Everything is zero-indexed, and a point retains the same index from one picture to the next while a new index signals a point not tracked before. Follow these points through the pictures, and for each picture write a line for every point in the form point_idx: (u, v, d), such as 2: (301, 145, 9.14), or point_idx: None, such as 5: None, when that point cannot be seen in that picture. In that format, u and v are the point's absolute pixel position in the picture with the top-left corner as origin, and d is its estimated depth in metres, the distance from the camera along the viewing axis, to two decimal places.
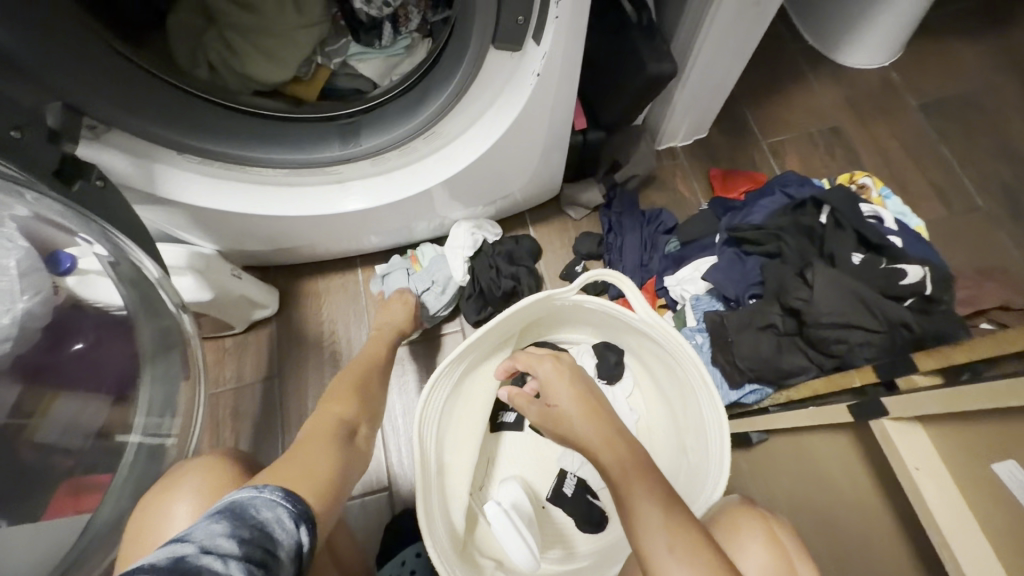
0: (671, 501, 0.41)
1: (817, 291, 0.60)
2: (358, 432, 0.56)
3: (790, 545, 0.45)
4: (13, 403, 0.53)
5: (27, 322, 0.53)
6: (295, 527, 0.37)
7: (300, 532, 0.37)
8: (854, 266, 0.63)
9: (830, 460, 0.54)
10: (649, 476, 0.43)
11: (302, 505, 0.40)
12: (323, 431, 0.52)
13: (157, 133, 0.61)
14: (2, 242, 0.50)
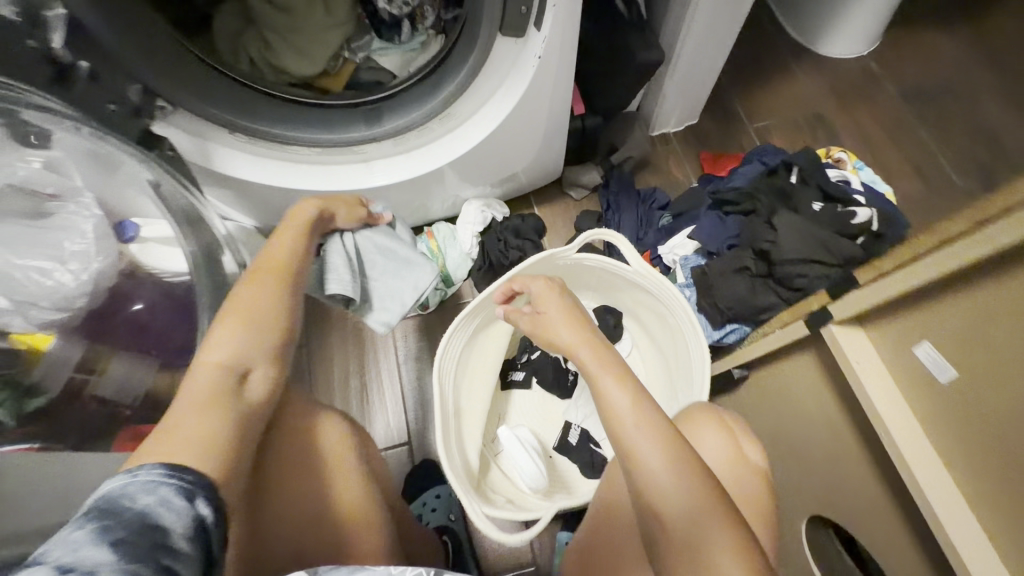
0: (641, 398, 0.50)
1: (780, 232, 0.68)
2: (256, 365, 0.52)
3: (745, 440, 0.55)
4: (79, 358, 0.66)
5: (100, 280, 0.65)
6: (190, 509, 0.36)
7: (199, 506, 0.37)
8: (815, 213, 0.71)
9: (801, 384, 0.62)
10: (622, 380, 0.51)
11: (194, 475, 0.39)
12: (252, 341, 0.53)
13: (212, 113, 0.70)
14: (81, 210, 0.64)
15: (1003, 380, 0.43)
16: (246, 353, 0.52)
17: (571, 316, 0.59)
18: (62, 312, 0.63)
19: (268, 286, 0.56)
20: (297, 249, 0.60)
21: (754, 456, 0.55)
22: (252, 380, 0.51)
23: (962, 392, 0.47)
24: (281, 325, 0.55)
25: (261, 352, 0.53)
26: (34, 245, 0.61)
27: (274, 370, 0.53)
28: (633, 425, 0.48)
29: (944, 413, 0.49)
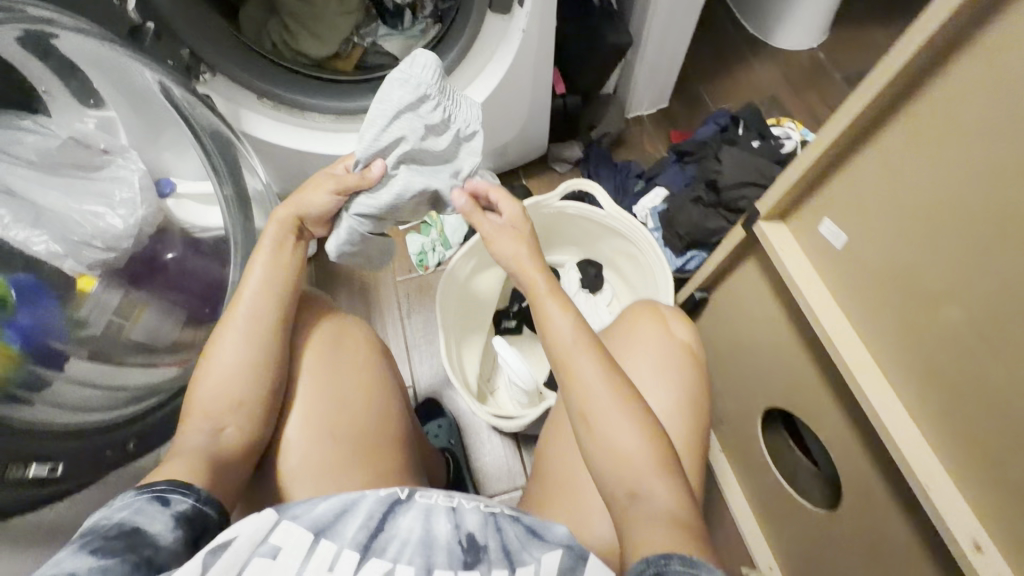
0: (578, 324, 0.55)
1: (724, 163, 0.82)
2: (232, 424, 0.53)
3: (674, 323, 0.68)
4: (117, 302, 0.79)
5: (143, 224, 0.83)
6: (168, 510, 0.42)
7: (175, 506, 0.43)
8: (754, 149, 0.86)
9: (745, 292, 0.72)
10: (563, 306, 0.56)
11: (168, 485, 0.44)
12: (234, 417, 0.53)
13: (247, 79, 0.84)
14: (129, 164, 0.82)
15: (894, 236, 0.48)
16: (215, 412, 0.53)
17: (518, 239, 0.60)
18: (113, 248, 0.78)
19: (268, 319, 0.57)
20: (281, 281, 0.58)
21: (684, 336, 0.67)
22: (230, 437, 0.52)
23: (852, 250, 0.53)
24: (252, 394, 0.54)
25: (231, 410, 0.53)
26: (92, 193, 0.77)
27: (245, 422, 0.54)
28: (579, 351, 0.53)
29: (851, 281, 0.54)
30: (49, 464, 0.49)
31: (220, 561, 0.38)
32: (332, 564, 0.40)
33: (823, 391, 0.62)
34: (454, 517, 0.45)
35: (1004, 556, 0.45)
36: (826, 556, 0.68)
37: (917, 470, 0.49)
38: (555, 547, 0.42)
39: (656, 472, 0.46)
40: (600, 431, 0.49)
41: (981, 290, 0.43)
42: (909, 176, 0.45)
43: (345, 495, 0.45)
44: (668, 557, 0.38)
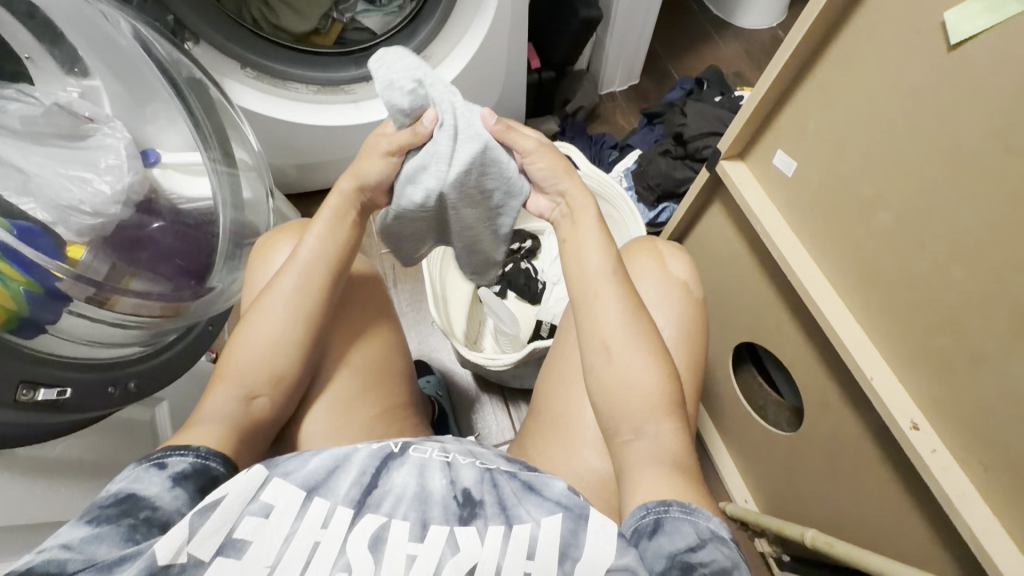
0: (607, 255, 0.53)
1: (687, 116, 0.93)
2: (263, 391, 0.51)
3: (668, 251, 0.63)
4: (106, 274, 0.67)
5: (131, 193, 0.73)
6: (165, 472, 0.41)
7: (173, 467, 0.42)
8: (716, 104, 0.97)
9: (715, 238, 0.77)
10: (601, 239, 0.54)
11: (165, 450, 0.43)
12: (264, 379, 0.51)
13: (229, 47, 0.86)
14: (113, 132, 0.74)
15: (888, 155, 0.50)
16: (250, 377, 0.51)
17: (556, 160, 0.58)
18: (99, 216, 0.68)
19: (291, 305, 0.53)
20: (329, 252, 0.56)
21: (683, 275, 0.61)
22: (260, 408, 0.51)
23: (808, 176, 0.59)
24: (284, 364, 0.52)
25: (270, 381, 0.51)
26: (75, 160, 0.68)
27: (280, 396, 0.52)
28: (605, 286, 0.51)
29: (819, 207, 0.59)
30: (56, 390, 0.55)
31: (207, 523, 0.36)
32: (325, 523, 0.38)
33: (785, 318, 0.68)
34: (450, 473, 0.43)
35: (941, 434, 0.51)
36: (790, 476, 0.74)
37: (865, 366, 0.55)
38: (554, 510, 0.39)
39: (656, 415, 0.46)
40: (616, 373, 0.48)
41: (960, 208, 0.45)
42: (930, 93, 0.45)
43: (338, 450, 0.43)
44: (667, 505, 0.40)
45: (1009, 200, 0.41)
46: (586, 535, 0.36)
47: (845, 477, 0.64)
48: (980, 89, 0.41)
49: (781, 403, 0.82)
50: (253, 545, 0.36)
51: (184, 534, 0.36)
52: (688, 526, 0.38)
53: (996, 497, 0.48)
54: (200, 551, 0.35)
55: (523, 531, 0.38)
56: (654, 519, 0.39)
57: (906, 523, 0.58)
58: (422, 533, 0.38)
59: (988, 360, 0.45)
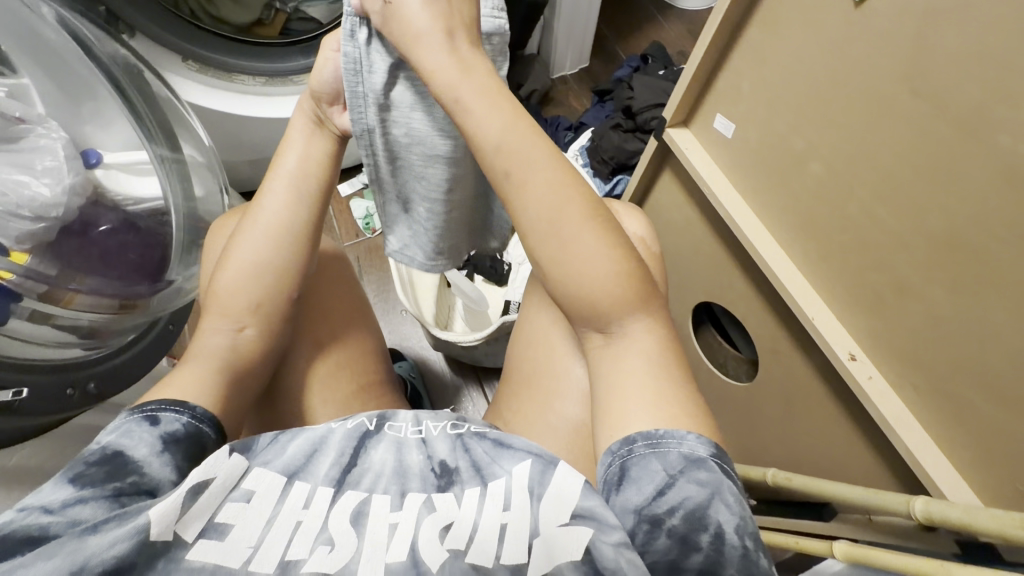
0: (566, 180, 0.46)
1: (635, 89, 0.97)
2: (251, 322, 0.51)
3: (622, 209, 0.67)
4: (55, 275, 0.65)
5: (73, 194, 0.70)
6: (156, 431, 0.41)
7: (165, 426, 0.42)
8: (662, 77, 1.02)
9: (668, 205, 0.81)
10: (511, 117, 0.47)
11: (161, 403, 0.44)
12: (247, 303, 0.51)
13: (174, 41, 0.83)
14: (47, 133, 0.70)
15: (812, 99, 0.54)
16: (234, 308, 0.51)
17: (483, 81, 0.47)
18: (42, 220, 0.65)
19: (281, 225, 0.54)
20: (306, 171, 0.56)
21: (638, 231, 0.64)
22: (250, 340, 0.51)
23: (745, 136, 0.64)
24: (269, 299, 0.52)
25: (251, 310, 0.51)
26: (9, 162, 0.64)
27: (266, 327, 0.52)
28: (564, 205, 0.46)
29: (759, 164, 0.63)
30: (12, 391, 0.54)
31: (197, 503, 0.36)
32: (306, 503, 0.39)
33: (735, 273, 0.73)
34: (425, 448, 0.44)
35: (875, 363, 0.57)
36: (749, 421, 0.79)
37: (806, 309, 0.60)
38: (525, 457, 0.41)
39: (619, 308, 0.45)
40: (570, 281, 0.45)
41: (879, 150, 0.50)
42: (845, 45, 0.49)
43: (314, 433, 0.44)
44: (631, 441, 0.40)
45: (920, 137, 0.46)
46: (556, 475, 0.38)
47: (795, 414, 0.69)
48: (887, 39, 0.45)
49: (738, 356, 0.88)
50: (235, 527, 0.36)
51: (175, 510, 0.35)
52: (656, 463, 0.38)
53: (921, 410, 0.54)
54: (186, 532, 0.35)
55: (497, 486, 0.40)
56: (621, 466, 0.39)
57: (850, 449, 0.63)
58: (400, 502, 0.40)
59: (907, 288, 0.51)
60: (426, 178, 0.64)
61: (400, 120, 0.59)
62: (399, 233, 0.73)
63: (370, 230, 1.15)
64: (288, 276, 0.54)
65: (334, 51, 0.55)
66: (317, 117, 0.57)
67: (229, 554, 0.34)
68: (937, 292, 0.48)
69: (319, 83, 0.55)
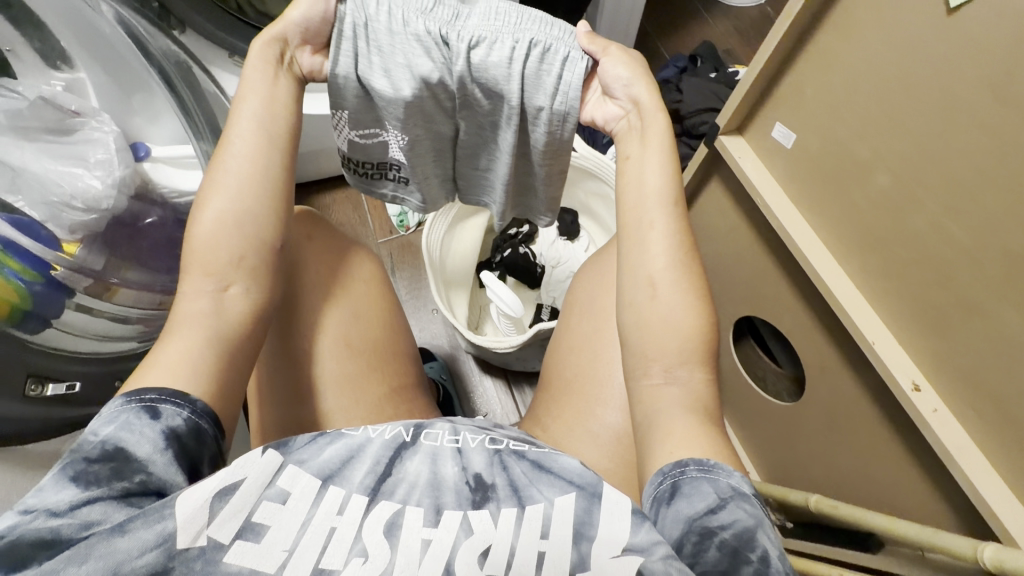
0: (669, 207, 0.49)
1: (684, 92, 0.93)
2: (237, 280, 0.45)
3: None
4: (102, 266, 0.67)
5: (123, 186, 0.72)
6: (158, 426, 0.36)
7: (167, 421, 0.37)
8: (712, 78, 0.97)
9: (713, 215, 0.79)
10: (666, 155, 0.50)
11: (163, 392, 0.38)
12: (231, 261, 0.45)
13: (219, 37, 0.79)
14: (101, 126, 0.72)
15: (874, 117, 0.51)
16: (218, 264, 0.44)
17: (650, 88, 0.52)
18: (93, 211, 0.67)
19: (257, 176, 0.47)
20: (277, 117, 0.49)
21: None
22: (237, 298, 0.44)
23: (805, 145, 0.60)
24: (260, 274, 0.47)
25: (233, 263, 0.45)
26: (66, 155, 0.67)
27: (255, 283, 0.46)
28: (659, 214, 0.48)
29: (817, 179, 0.60)
30: (65, 384, 0.55)
31: (226, 506, 0.34)
32: (340, 509, 0.36)
33: (785, 289, 0.70)
34: (460, 460, 0.41)
35: (941, 393, 0.53)
36: (788, 440, 0.76)
37: (865, 331, 0.56)
38: (567, 488, 0.37)
39: (690, 361, 0.44)
40: (658, 310, 0.46)
41: (950, 163, 0.46)
42: (925, 50, 0.45)
43: (351, 438, 0.41)
44: (683, 464, 0.38)
45: (999, 146, 0.42)
46: (600, 512, 0.35)
47: (844, 439, 0.66)
48: (973, 45, 0.42)
49: (779, 372, 0.85)
50: (272, 529, 0.34)
51: (203, 515, 0.33)
52: (706, 485, 0.36)
53: (991, 450, 0.49)
54: (221, 533, 0.33)
55: (535, 512, 0.37)
56: (671, 483, 0.37)
57: (903, 480, 0.59)
58: (435, 518, 0.36)
59: (979, 310, 0.47)
60: (389, 136, 0.57)
61: (391, 71, 0.52)
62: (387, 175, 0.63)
63: (404, 227, 1.15)
64: (271, 233, 0.47)
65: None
66: (279, 56, 0.50)
67: (265, 559, 0.33)
68: (1014, 320, 0.44)
69: (297, 21, 0.50)
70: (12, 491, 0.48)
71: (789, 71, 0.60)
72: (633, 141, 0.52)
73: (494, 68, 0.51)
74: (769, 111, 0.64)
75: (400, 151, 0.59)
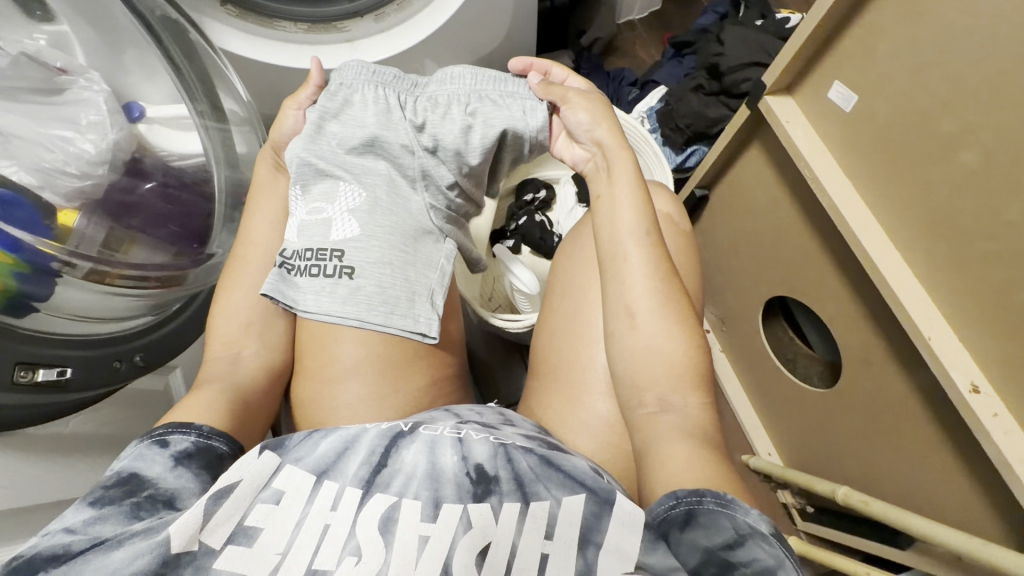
0: (654, 238, 0.47)
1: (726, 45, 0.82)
2: (248, 344, 0.50)
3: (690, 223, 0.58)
4: (103, 240, 0.63)
5: (117, 152, 0.67)
6: (167, 451, 0.36)
7: (176, 446, 0.37)
8: (759, 26, 0.86)
9: (752, 185, 0.72)
10: (639, 195, 0.50)
11: (169, 427, 0.38)
12: (244, 328, 0.50)
13: None
14: (90, 85, 0.68)
15: (973, 75, 0.43)
16: (233, 335, 0.50)
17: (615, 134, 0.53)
18: (88, 179, 0.63)
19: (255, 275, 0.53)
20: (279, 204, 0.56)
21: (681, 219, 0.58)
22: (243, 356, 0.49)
23: (869, 108, 0.52)
24: (260, 313, 0.51)
25: (243, 329, 0.50)
26: (54, 115, 0.63)
27: (263, 342, 0.51)
28: (633, 248, 0.47)
29: (881, 148, 0.53)
30: (56, 369, 0.52)
31: (222, 509, 0.32)
32: (334, 504, 0.33)
33: (828, 271, 0.63)
34: (461, 448, 0.37)
35: (1005, 399, 0.47)
36: (816, 429, 0.72)
37: (921, 326, 0.50)
38: (577, 489, 0.34)
39: (682, 388, 0.42)
40: (640, 340, 0.44)
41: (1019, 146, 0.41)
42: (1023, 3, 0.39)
43: (346, 428, 0.37)
44: (700, 494, 0.33)
45: None
46: (611, 520, 0.32)
47: (880, 433, 0.62)
48: None
49: (811, 355, 0.79)
50: (265, 532, 0.32)
51: (197, 519, 0.31)
52: (724, 519, 0.31)
53: None
54: (213, 538, 0.31)
55: (540, 509, 0.33)
56: (686, 510, 0.32)
57: (947, 483, 0.56)
58: (434, 512, 0.33)
59: None
60: (344, 194, 0.52)
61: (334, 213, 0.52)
62: (322, 266, 0.50)
63: None
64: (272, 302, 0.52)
65: (294, 110, 0.57)
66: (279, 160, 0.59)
67: (258, 564, 0.30)
68: None
69: (280, 139, 0.58)
70: (19, 478, 0.47)
71: (868, 20, 0.50)
72: (602, 180, 0.53)
73: (446, 138, 0.53)
74: (836, 66, 0.55)
75: (352, 218, 0.51)
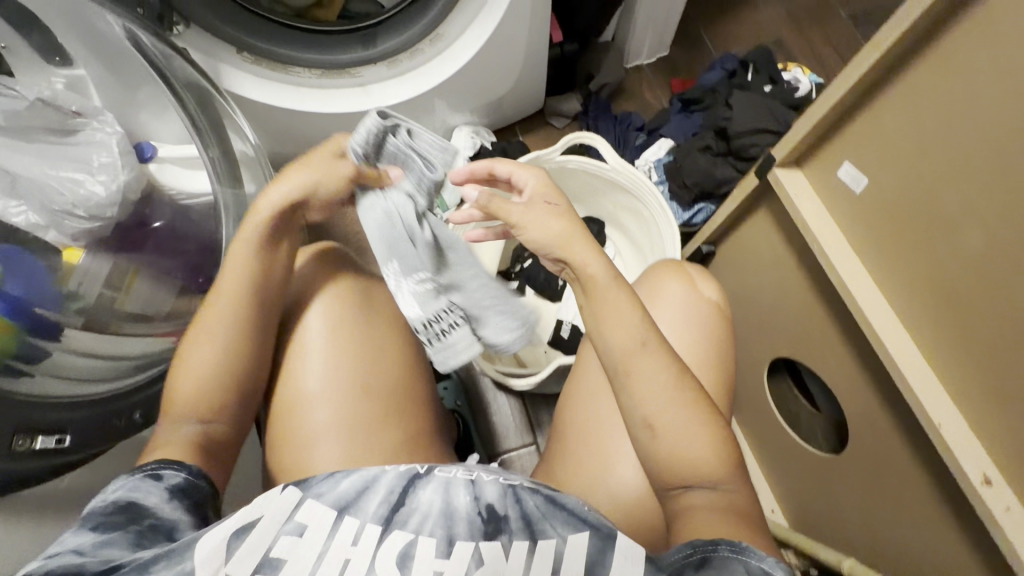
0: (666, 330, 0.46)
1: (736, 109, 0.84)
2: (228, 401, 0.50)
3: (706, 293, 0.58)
4: (108, 274, 0.66)
5: (127, 193, 0.67)
6: (162, 484, 0.40)
7: (169, 480, 0.41)
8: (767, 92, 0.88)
9: (759, 245, 0.71)
10: None
11: (160, 461, 0.42)
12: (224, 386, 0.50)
13: (221, 28, 0.71)
14: (104, 127, 0.67)
15: (979, 169, 0.44)
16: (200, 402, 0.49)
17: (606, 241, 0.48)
18: (96, 221, 0.64)
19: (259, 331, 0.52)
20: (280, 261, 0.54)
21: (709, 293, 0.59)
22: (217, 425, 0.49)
23: (877, 193, 0.53)
24: None
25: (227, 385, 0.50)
26: (66, 158, 0.63)
27: None
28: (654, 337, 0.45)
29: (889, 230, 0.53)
30: (55, 437, 0.51)
31: (244, 543, 0.35)
32: (355, 539, 0.36)
33: (834, 338, 0.63)
34: (473, 488, 0.39)
35: (1016, 489, 0.46)
36: (820, 493, 0.71)
37: (931, 408, 0.49)
38: (581, 526, 0.37)
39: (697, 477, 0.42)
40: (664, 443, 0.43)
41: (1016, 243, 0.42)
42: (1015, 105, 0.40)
43: (365, 469, 0.40)
44: (715, 542, 0.36)
45: None
46: (616, 556, 0.35)
47: (885, 506, 0.60)
48: None
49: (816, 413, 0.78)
50: (288, 564, 0.35)
51: (222, 553, 0.35)
52: (737, 564, 0.34)
53: None
54: (239, 569, 0.34)
55: (548, 545, 0.36)
56: (701, 556, 0.35)
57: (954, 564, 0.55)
58: (448, 548, 0.36)
59: None
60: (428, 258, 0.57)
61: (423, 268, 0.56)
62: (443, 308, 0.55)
63: None
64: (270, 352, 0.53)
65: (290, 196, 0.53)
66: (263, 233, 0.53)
67: None
68: None
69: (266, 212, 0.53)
70: (7, 545, 0.46)
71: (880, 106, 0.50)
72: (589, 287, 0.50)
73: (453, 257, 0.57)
74: (848, 144, 0.55)
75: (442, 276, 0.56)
